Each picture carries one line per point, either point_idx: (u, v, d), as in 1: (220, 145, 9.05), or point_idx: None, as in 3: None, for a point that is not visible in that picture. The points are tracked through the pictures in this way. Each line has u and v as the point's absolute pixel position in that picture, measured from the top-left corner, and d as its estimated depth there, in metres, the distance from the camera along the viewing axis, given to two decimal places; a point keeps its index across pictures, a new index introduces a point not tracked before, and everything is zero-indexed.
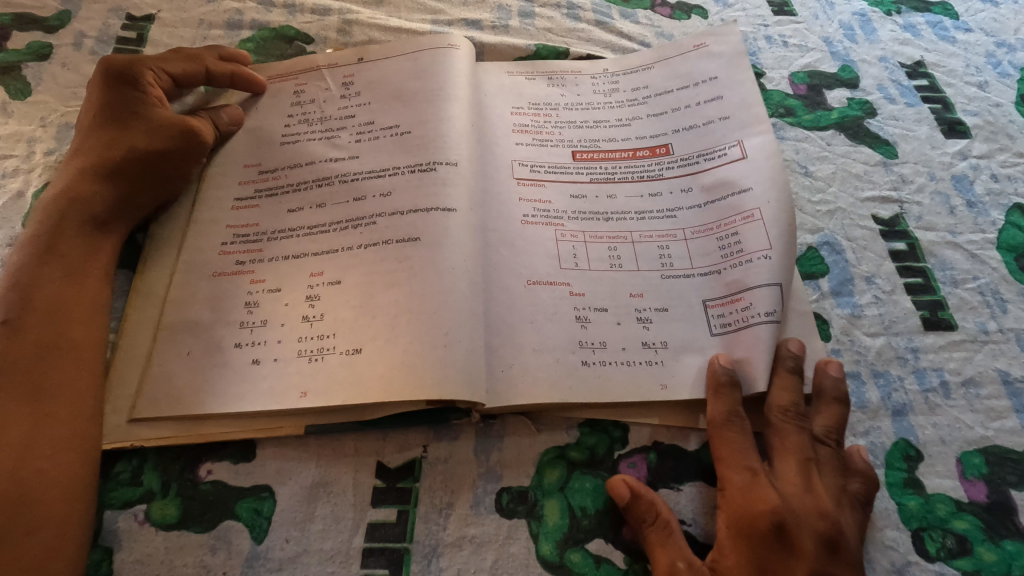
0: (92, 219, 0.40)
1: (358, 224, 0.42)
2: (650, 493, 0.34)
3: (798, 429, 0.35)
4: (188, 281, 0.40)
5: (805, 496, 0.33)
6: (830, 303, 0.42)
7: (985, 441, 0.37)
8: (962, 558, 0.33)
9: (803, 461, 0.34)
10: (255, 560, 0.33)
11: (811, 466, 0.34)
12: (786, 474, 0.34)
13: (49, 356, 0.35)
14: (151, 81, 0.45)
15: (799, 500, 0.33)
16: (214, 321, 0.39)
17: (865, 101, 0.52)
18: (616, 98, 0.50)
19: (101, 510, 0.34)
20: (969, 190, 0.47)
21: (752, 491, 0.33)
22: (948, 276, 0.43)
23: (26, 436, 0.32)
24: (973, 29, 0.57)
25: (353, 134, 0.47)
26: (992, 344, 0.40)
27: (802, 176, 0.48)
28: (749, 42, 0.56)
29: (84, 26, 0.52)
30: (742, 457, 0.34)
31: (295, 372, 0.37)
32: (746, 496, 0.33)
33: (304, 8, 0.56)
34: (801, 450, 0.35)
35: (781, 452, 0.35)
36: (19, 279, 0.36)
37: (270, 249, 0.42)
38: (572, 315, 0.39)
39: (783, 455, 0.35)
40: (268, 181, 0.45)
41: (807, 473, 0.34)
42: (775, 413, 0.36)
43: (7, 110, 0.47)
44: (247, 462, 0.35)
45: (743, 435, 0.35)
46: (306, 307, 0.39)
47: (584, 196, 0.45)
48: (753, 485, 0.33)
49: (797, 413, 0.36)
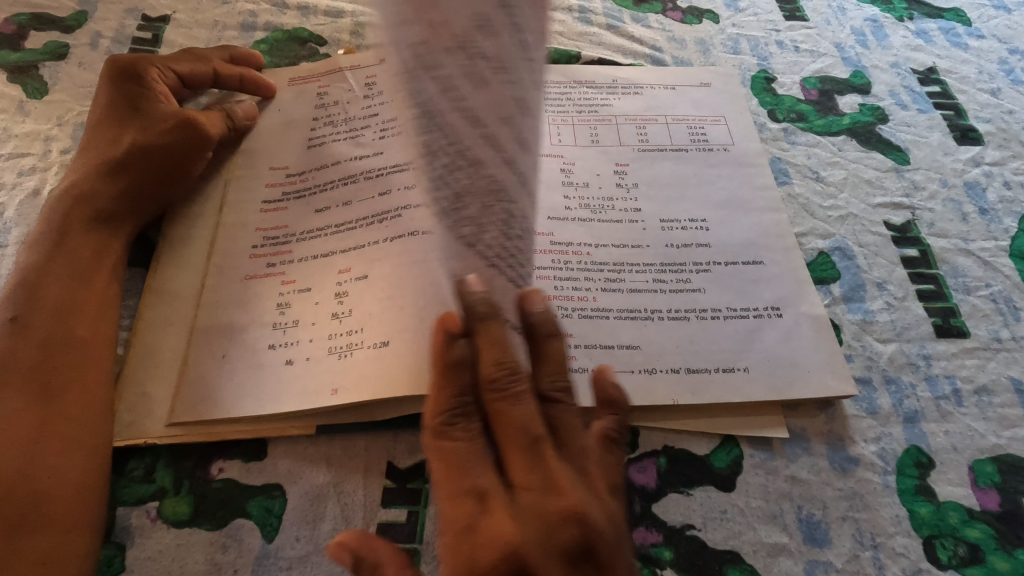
0: (98, 216, 0.40)
1: (384, 219, 0.42)
2: (382, 556, 0.28)
3: (517, 403, 0.27)
4: (220, 284, 0.41)
5: (539, 496, 0.25)
6: (841, 308, 0.42)
7: (997, 450, 0.37)
8: (974, 567, 0.33)
9: (525, 446, 0.26)
10: (265, 558, 0.33)
11: (536, 446, 0.26)
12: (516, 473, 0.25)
13: (57, 352, 0.35)
14: (156, 77, 0.45)
15: (531, 504, 0.24)
16: (246, 324, 0.39)
17: (877, 107, 0.52)
18: (634, 105, 0.50)
19: (113, 506, 0.34)
20: (982, 197, 0.47)
21: (476, 519, 0.24)
22: (960, 283, 0.43)
23: (34, 433, 0.32)
24: (986, 36, 0.56)
25: (376, 133, 0.47)
26: (1005, 351, 0.40)
27: (813, 181, 0.47)
28: (761, 47, 0.56)
29: (101, 26, 0.53)
30: (466, 474, 0.26)
31: (326, 369, 0.37)
32: (471, 528, 0.24)
33: (317, 10, 0.56)
34: (522, 430, 0.26)
35: (504, 442, 0.26)
36: (27, 278, 0.37)
37: (299, 249, 0.42)
38: (586, 319, 0.39)
39: (509, 447, 0.26)
40: (295, 182, 0.45)
41: (537, 461, 0.25)
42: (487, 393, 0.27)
43: (24, 108, 0.48)
44: (258, 461, 0.36)
45: (471, 438, 0.27)
46: (335, 304, 0.39)
47: (612, 204, 0.45)
48: (479, 510, 0.25)
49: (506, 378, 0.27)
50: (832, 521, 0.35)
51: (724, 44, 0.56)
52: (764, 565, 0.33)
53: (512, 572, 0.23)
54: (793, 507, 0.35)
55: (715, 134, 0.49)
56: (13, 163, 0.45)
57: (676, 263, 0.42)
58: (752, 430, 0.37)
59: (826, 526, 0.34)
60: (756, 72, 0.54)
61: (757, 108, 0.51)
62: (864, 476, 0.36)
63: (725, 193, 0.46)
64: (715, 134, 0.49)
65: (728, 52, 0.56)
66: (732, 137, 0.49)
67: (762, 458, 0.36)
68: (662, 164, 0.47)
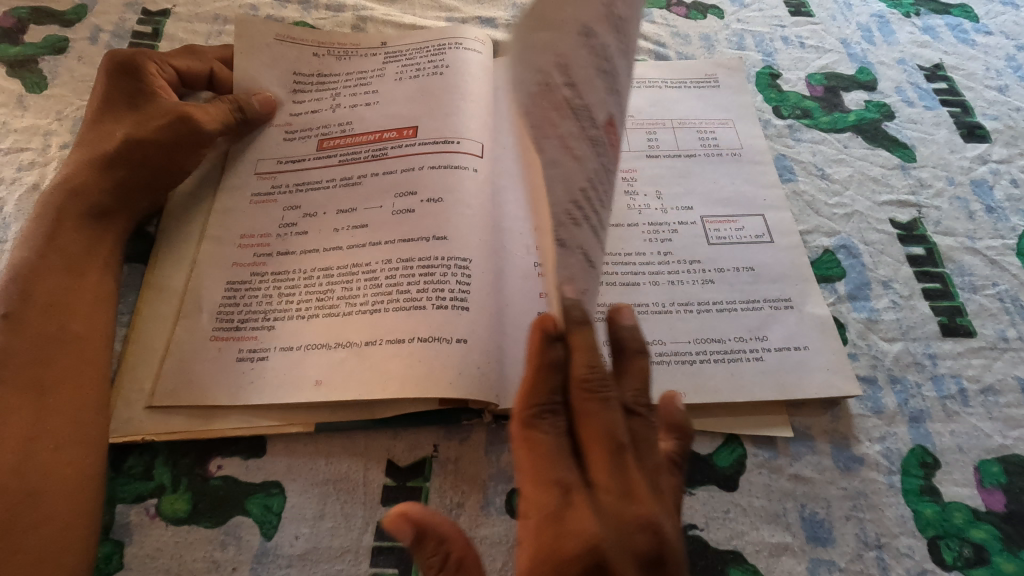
0: (90, 210, 0.40)
1: (381, 202, 0.42)
2: (437, 524, 0.29)
3: (603, 406, 0.27)
4: (210, 274, 0.40)
5: (621, 503, 0.25)
6: (846, 307, 0.41)
7: (1004, 450, 0.36)
8: (980, 568, 0.33)
9: (610, 452, 0.26)
10: (264, 556, 0.33)
11: (622, 457, 0.27)
12: (597, 471, 0.26)
13: (50, 350, 0.35)
14: (154, 72, 0.45)
15: (614, 513, 0.25)
16: (240, 317, 0.39)
17: (882, 104, 0.51)
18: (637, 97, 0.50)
19: (112, 503, 0.33)
20: (988, 195, 0.46)
21: (559, 516, 0.25)
22: (966, 282, 0.42)
23: (27, 433, 0.32)
24: (994, 32, 0.56)
25: (376, 120, 0.46)
26: (1011, 351, 0.39)
27: (818, 178, 0.47)
28: (765, 42, 0.55)
29: (100, 20, 0.52)
30: (551, 468, 0.26)
31: (314, 359, 0.37)
32: (560, 526, 0.25)
33: (319, 4, 0.56)
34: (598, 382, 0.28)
35: (609, 437, 0.27)
36: (19, 272, 0.36)
37: (274, 263, 0.40)
38: (587, 315, 0.39)
39: (586, 419, 0.27)
40: (285, 175, 0.44)
41: (621, 473, 0.26)
42: (522, 418, 0.28)
43: (24, 103, 0.47)
44: (257, 459, 0.35)
45: (552, 437, 0.27)
46: (324, 289, 0.39)
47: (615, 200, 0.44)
48: (563, 507, 0.25)
49: (598, 383, 0.28)
50: (836, 520, 0.34)
51: (729, 40, 0.56)
52: (767, 564, 0.33)
53: (592, 564, 0.24)
54: (796, 506, 0.35)
55: (725, 138, 0.48)
56: (13, 158, 0.45)
57: (675, 258, 0.42)
58: (760, 429, 0.37)
59: (830, 525, 0.34)
60: (760, 67, 0.54)
61: (762, 104, 0.51)
62: (868, 476, 0.36)
63: (727, 191, 0.45)
64: (724, 137, 0.48)
65: (733, 48, 0.55)
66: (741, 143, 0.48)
67: (766, 457, 0.36)
68: (665, 162, 0.47)
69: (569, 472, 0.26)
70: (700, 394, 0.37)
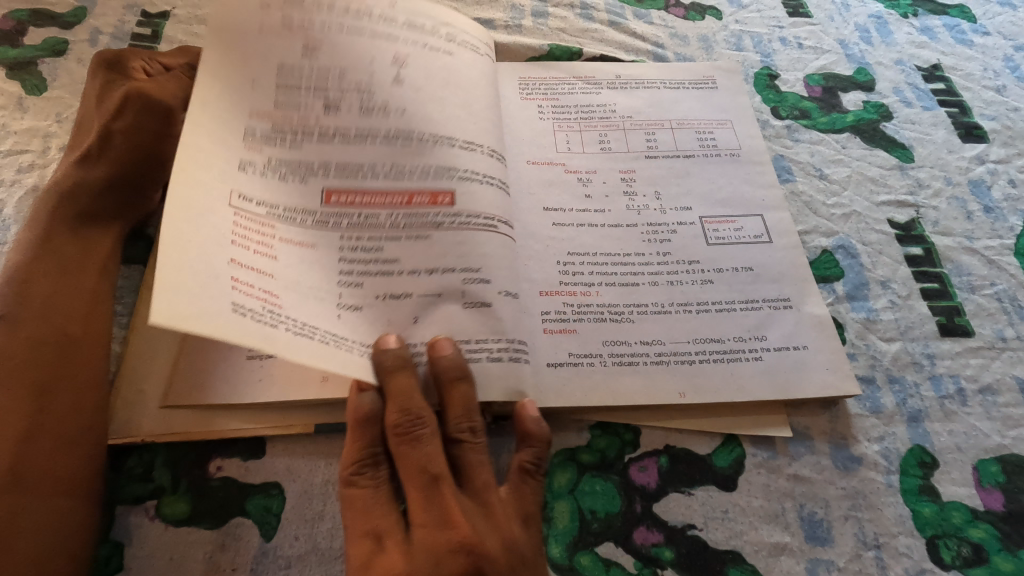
0: (82, 214, 0.40)
1: None
2: None
3: (416, 444, 0.32)
4: None
5: (434, 532, 0.30)
6: (844, 306, 0.41)
7: (1002, 450, 0.36)
8: (977, 567, 0.33)
9: (423, 487, 0.31)
10: (264, 557, 0.33)
11: (439, 486, 0.31)
12: (415, 509, 0.31)
13: (46, 349, 0.35)
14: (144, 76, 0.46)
15: (427, 543, 0.30)
16: None
17: (880, 104, 0.51)
18: (635, 98, 0.50)
19: (112, 505, 0.34)
20: (986, 196, 0.46)
21: (374, 561, 0.30)
22: (964, 282, 0.42)
23: (23, 429, 0.32)
24: (991, 33, 0.56)
25: None
26: (1009, 351, 0.40)
27: (817, 179, 0.47)
28: (763, 43, 0.56)
29: (100, 22, 0.53)
30: (369, 519, 0.31)
31: None
32: (371, 566, 0.30)
33: None
34: (409, 419, 0.32)
35: (424, 472, 0.31)
36: (14, 274, 0.36)
37: None
38: (589, 314, 0.39)
39: (404, 462, 0.32)
40: None
41: (436, 502, 0.31)
42: (346, 475, 0.32)
43: (24, 105, 0.47)
44: (256, 459, 0.35)
45: (376, 486, 0.32)
46: None
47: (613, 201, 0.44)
48: (376, 553, 0.30)
49: (409, 422, 0.32)
50: (834, 520, 0.34)
51: (727, 41, 0.56)
52: (765, 564, 0.33)
53: None
54: (795, 505, 0.35)
55: (723, 139, 0.48)
56: (12, 160, 0.45)
57: (675, 258, 0.42)
58: (759, 429, 0.37)
59: (828, 524, 0.34)
60: (758, 68, 0.54)
61: (760, 105, 0.51)
62: (866, 476, 0.36)
63: (726, 191, 0.45)
64: (723, 139, 0.48)
65: (731, 49, 0.55)
66: (740, 143, 0.48)
67: (765, 457, 0.36)
68: (664, 163, 0.47)
69: (382, 522, 0.31)
70: (700, 395, 0.37)
